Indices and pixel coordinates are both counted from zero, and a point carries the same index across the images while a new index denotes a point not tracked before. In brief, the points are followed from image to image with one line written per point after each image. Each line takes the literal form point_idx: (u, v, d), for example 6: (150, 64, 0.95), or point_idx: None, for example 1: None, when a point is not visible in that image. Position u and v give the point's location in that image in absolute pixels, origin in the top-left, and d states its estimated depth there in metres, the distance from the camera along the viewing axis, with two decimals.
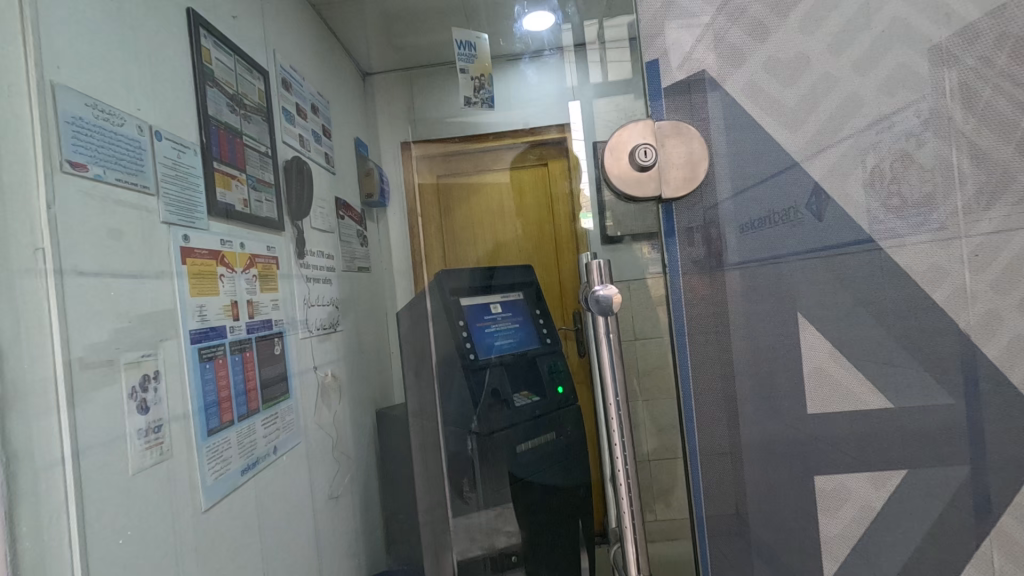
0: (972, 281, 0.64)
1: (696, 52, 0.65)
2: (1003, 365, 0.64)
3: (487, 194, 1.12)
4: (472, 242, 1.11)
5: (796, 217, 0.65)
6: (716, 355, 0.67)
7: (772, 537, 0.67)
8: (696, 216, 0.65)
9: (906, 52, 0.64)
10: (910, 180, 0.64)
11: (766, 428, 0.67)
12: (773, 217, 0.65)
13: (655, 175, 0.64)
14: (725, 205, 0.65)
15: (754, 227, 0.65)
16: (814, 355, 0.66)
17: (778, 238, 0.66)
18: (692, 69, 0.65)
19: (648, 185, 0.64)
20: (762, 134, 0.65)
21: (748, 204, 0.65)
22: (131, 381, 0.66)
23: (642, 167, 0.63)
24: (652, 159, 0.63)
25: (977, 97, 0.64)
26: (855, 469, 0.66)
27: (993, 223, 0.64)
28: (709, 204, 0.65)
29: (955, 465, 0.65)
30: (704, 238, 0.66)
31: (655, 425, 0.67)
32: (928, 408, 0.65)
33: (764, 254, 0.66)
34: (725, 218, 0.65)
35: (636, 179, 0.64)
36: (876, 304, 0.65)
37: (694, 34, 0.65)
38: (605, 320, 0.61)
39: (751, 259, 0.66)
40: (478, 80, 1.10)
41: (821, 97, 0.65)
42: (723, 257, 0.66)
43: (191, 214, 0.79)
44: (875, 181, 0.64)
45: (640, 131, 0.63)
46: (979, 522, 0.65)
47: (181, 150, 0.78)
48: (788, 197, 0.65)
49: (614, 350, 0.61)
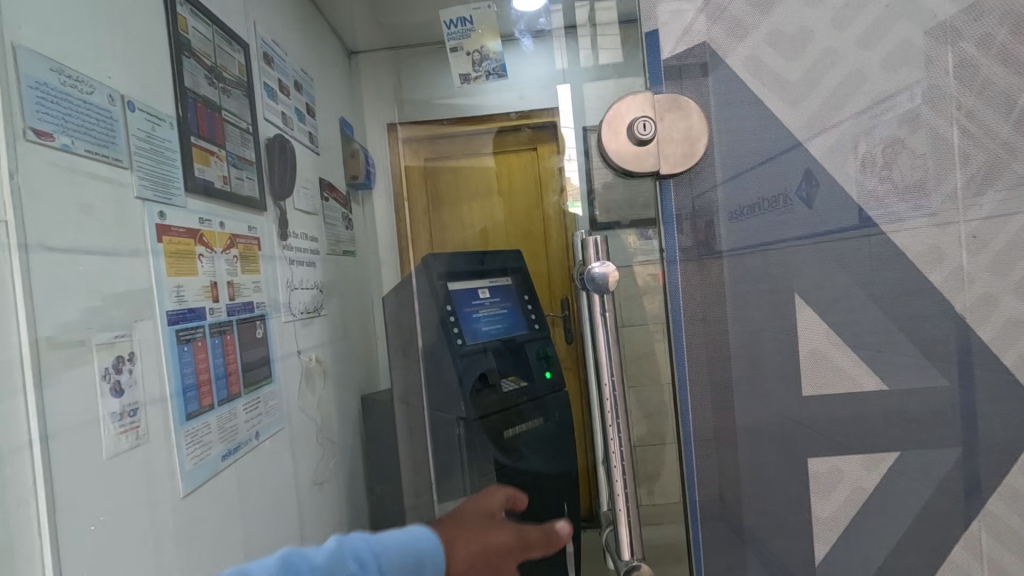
0: (970, 264, 0.63)
1: (697, 23, 0.63)
2: (998, 347, 0.64)
3: (475, 179, 1.16)
4: (460, 227, 1.13)
5: (785, 204, 0.65)
6: (710, 338, 0.66)
7: (765, 521, 0.67)
8: (686, 203, 0.64)
9: (910, 27, 0.62)
10: (903, 164, 0.63)
11: (759, 411, 0.66)
12: (765, 203, 0.64)
13: (653, 150, 0.63)
14: (720, 188, 0.64)
15: (743, 215, 0.65)
16: (809, 338, 0.65)
17: (772, 224, 0.65)
18: (693, 41, 0.63)
19: (648, 160, 0.62)
20: (762, 111, 0.64)
21: (745, 187, 0.64)
22: (104, 363, 0.63)
23: (639, 142, 0.62)
24: (650, 133, 0.62)
25: (977, 74, 0.62)
26: (847, 452, 0.66)
27: (985, 210, 0.63)
28: (700, 190, 0.64)
29: (946, 448, 0.65)
30: (692, 228, 0.65)
31: (642, 410, 0.67)
32: (923, 391, 0.65)
33: (758, 240, 0.65)
34: (717, 203, 0.64)
35: (634, 154, 0.62)
36: (873, 287, 0.65)
37: (694, 6, 0.63)
38: (600, 298, 0.63)
39: (744, 246, 0.65)
40: (475, 54, 1.10)
41: (823, 73, 0.63)
42: (715, 244, 0.65)
43: (168, 190, 0.76)
44: (870, 164, 0.63)
45: (637, 103, 0.61)
46: (968, 504, 0.65)
47: (156, 122, 0.74)
48: (776, 184, 0.64)
49: (610, 333, 0.64)
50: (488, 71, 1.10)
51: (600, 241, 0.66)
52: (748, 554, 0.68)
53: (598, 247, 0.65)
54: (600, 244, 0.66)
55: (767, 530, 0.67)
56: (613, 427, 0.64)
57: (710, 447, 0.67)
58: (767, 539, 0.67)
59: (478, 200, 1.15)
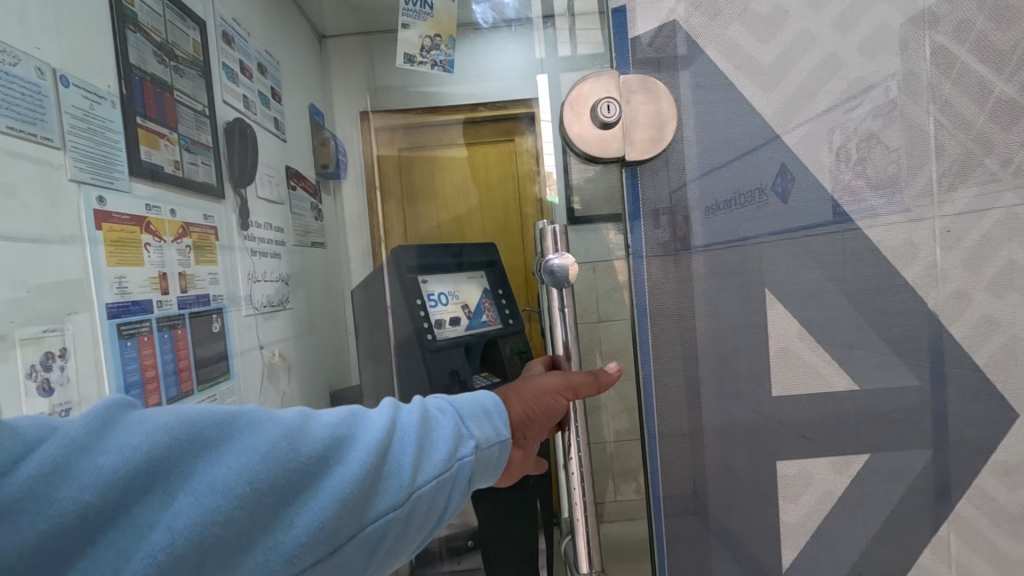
0: (943, 260, 0.60)
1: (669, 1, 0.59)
2: (970, 343, 0.61)
3: (450, 170, 1.13)
4: (435, 220, 1.12)
5: (760, 199, 0.62)
6: (679, 335, 0.64)
7: (734, 523, 0.66)
8: (663, 197, 0.62)
9: (886, 11, 0.59)
10: (877, 159, 0.60)
11: (728, 411, 0.65)
12: (740, 198, 0.62)
13: (619, 134, 0.61)
14: (691, 186, 0.62)
15: (719, 209, 0.62)
16: (779, 335, 0.63)
17: (747, 220, 0.63)
18: (664, 18, 0.60)
19: (613, 144, 0.60)
20: (735, 97, 0.61)
21: (714, 184, 0.62)
22: (31, 359, 0.58)
23: (602, 123, 0.60)
24: (615, 115, 0.60)
25: (953, 63, 0.59)
26: (816, 454, 0.65)
27: (958, 206, 0.60)
28: (676, 184, 0.62)
29: (916, 449, 0.64)
30: (670, 222, 0.63)
31: (621, 406, 0.67)
32: (894, 391, 0.63)
33: (732, 236, 0.63)
34: (692, 200, 0.62)
35: (597, 137, 0.60)
36: (848, 284, 0.62)
37: None
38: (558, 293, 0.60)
39: (716, 242, 0.63)
40: (429, 40, 1.06)
41: (799, 57, 0.60)
42: (689, 240, 0.63)
43: (109, 172, 0.71)
44: (845, 157, 0.61)
45: (600, 82, 0.59)
46: (938, 506, 0.64)
47: (95, 99, 0.69)
48: (751, 178, 0.62)
49: (571, 333, 0.61)
50: (436, 61, 1.06)
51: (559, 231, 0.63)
52: (716, 558, 0.66)
53: (557, 237, 0.61)
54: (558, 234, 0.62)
55: (735, 534, 0.66)
56: (571, 434, 0.59)
57: (682, 447, 0.65)
58: (733, 542, 0.66)
59: (453, 193, 1.13)
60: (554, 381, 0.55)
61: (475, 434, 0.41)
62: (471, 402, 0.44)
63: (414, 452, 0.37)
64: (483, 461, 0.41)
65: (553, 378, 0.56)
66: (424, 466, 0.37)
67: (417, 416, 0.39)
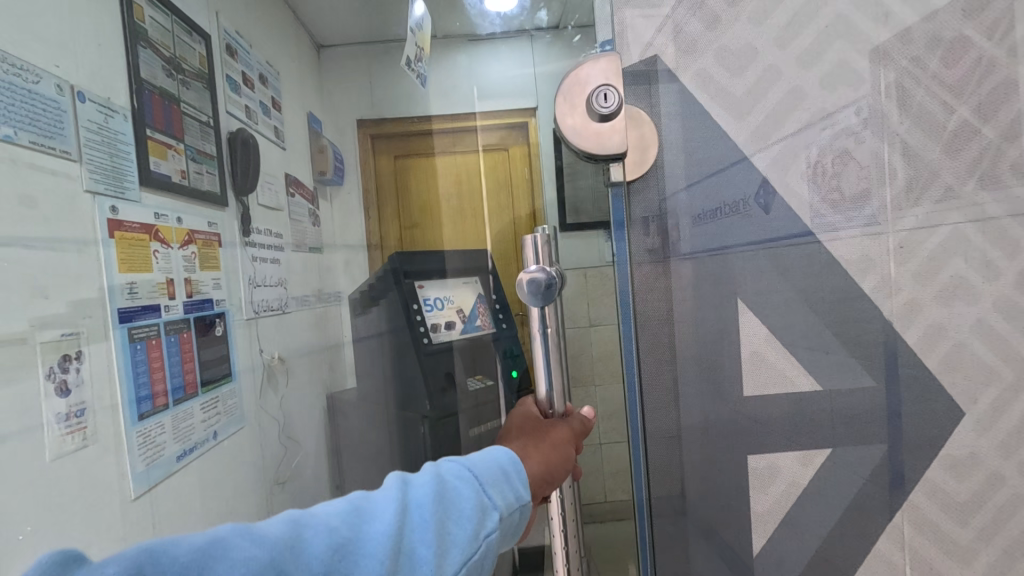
0: (897, 272, 0.59)
1: (657, 41, 0.63)
2: (922, 351, 0.59)
3: (444, 175, 1.16)
4: (431, 228, 1.15)
5: (744, 210, 0.64)
6: (665, 341, 0.68)
7: (710, 513, 0.69)
8: (651, 207, 0.67)
9: (847, 49, 0.58)
10: (849, 178, 0.60)
11: (700, 405, 0.68)
12: (727, 207, 0.65)
13: (619, 131, 0.65)
14: (680, 195, 0.66)
15: (706, 217, 0.66)
16: (749, 339, 0.65)
17: (728, 229, 0.65)
18: (646, 52, 0.64)
19: (612, 137, 0.65)
20: (710, 125, 0.64)
21: (701, 195, 0.65)
22: (49, 363, 0.61)
23: (602, 115, 0.64)
24: (618, 111, 0.64)
25: (911, 98, 0.57)
26: (784, 446, 0.65)
27: (917, 220, 0.57)
28: (667, 194, 0.66)
29: (873, 445, 0.63)
30: (659, 229, 0.67)
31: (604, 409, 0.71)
32: (855, 392, 0.63)
33: (713, 244, 0.66)
34: (681, 208, 0.66)
35: (596, 131, 0.65)
36: (810, 292, 0.63)
37: (655, 23, 0.63)
38: (541, 330, 0.67)
39: (701, 250, 0.66)
40: (417, 51, 1.09)
41: (766, 90, 0.61)
42: (675, 247, 0.67)
43: (120, 183, 0.73)
44: (816, 177, 0.61)
45: (603, 73, 0.64)
46: (893, 495, 0.62)
47: (109, 113, 0.72)
48: (735, 189, 0.64)
49: (554, 380, 0.66)
50: (419, 73, 1.12)
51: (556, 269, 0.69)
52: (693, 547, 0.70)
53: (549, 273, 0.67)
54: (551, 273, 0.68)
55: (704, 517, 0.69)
56: (555, 498, 0.63)
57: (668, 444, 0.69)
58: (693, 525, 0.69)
59: (446, 199, 1.15)
60: (566, 433, 0.61)
61: (497, 503, 0.45)
62: (482, 471, 0.46)
63: (431, 540, 0.40)
64: (505, 524, 0.46)
65: (564, 430, 0.61)
66: (445, 555, 0.40)
67: (431, 496, 0.42)
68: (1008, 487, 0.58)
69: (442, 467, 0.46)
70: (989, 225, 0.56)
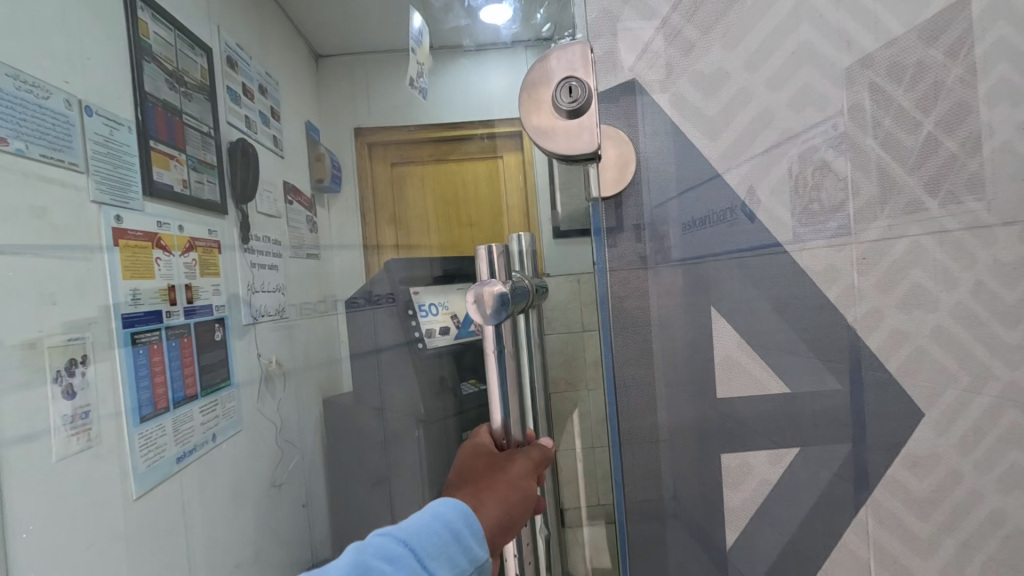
0: (861, 281, 0.60)
1: (648, 53, 0.66)
2: (885, 354, 0.60)
3: (440, 182, 1.15)
4: (425, 228, 1.17)
5: (730, 218, 0.67)
6: (637, 355, 0.71)
7: (694, 510, 0.73)
8: (642, 213, 0.69)
9: (811, 73, 0.61)
10: (828, 188, 0.62)
11: (682, 411, 0.71)
12: (715, 216, 0.68)
13: (589, 130, 0.62)
14: (671, 203, 0.68)
15: (694, 227, 0.69)
16: (722, 345, 0.69)
17: (715, 238, 0.68)
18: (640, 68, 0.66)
19: (580, 137, 0.62)
20: (683, 143, 0.67)
21: (692, 203, 0.68)
22: (56, 365, 0.63)
23: (569, 111, 0.60)
24: (586, 106, 0.60)
25: (868, 123, 0.60)
26: (760, 446, 0.69)
27: (879, 232, 0.59)
28: (658, 202, 0.69)
29: (838, 445, 0.65)
30: (652, 236, 0.69)
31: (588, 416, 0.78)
32: (817, 394, 0.65)
33: (701, 252, 0.69)
34: (671, 216, 0.69)
35: (563, 129, 0.62)
36: (778, 298, 0.66)
37: (647, 34, 0.66)
38: (493, 351, 0.62)
39: (691, 257, 0.69)
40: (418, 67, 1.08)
41: (737, 111, 0.64)
42: (668, 254, 0.70)
43: (124, 193, 0.75)
44: (799, 187, 0.63)
45: (570, 64, 0.60)
46: (858, 494, 0.64)
47: (115, 126, 0.74)
48: (722, 199, 0.67)
49: (510, 404, 0.63)
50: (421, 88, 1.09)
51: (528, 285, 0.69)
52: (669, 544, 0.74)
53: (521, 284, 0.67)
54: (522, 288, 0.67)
55: (676, 511, 0.73)
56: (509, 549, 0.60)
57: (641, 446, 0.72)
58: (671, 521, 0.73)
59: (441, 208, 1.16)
60: (525, 467, 0.59)
61: None
62: (421, 544, 0.42)
63: None
64: None
65: (523, 463, 0.59)
66: None
67: None
68: (965, 485, 0.57)
69: (370, 551, 0.41)
70: (944, 237, 0.57)
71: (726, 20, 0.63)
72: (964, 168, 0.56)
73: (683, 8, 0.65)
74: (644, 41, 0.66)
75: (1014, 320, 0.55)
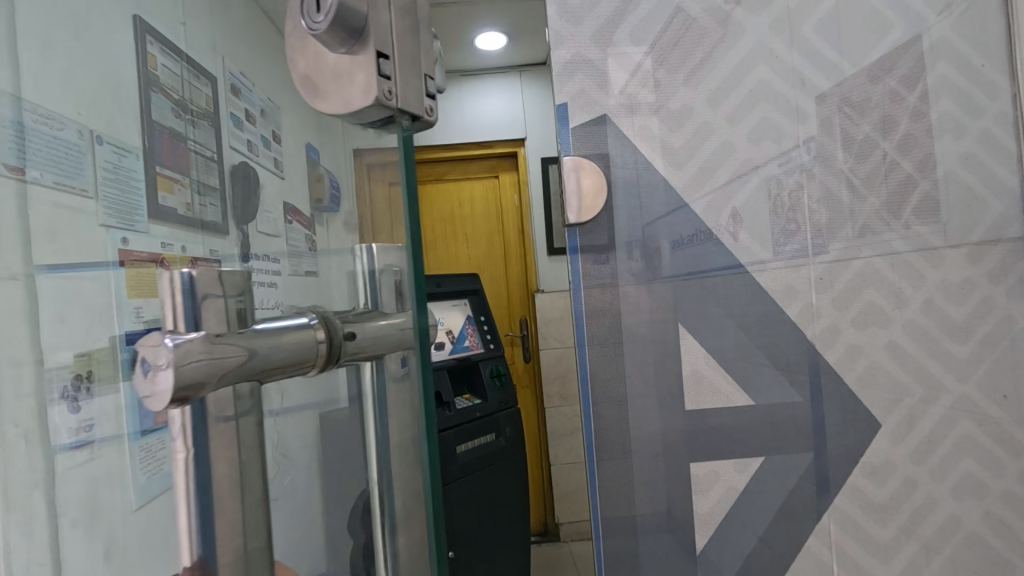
0: (818, 300, 0.66)
1: (629, 85, 0.64)
2: (843, 366, 0.66)
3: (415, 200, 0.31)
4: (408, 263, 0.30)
5: (712, 237, 0.65)
6: (615, 368, 0.64)
7: (684, 534, 0.65)
8: (635, 232, 0.64)
9: (769, 109, 0.65)
10: (800, 209, 0.66)
11: (655, 419, 0.65)
12: (698, 235, 0.65)
13: (369, 70, 0.30)
14: (660, 222, 0.64)
15: (681, 244, 0.65)
16: (690, 359, 0.65)
17: (702, 253, 0.65)
18: (623, 101, 0.64)
19: (352, 91, 0.30)
20: (653, 172, 0.64)
21: (680, 219, 0.64)
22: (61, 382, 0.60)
23: (331, 32, 0.28)
24: (363, 24, 0.29)
25: (829, 152, 0.66)
26: (724, 454, 0.66)
27: (833, 254, 0.66)
28: (647, 220, 0.64)
29: (801, 452, 0.66)
30: (642, 251, 0.64)
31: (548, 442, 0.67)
32: (787, 406, 0.66)
33: (692, 268, 0.65)
34: (659, 233, 0.64)
35: (333, 74, 0.31)
36: (741, 316, 0.65)
37: (625, 68, 0.64)
38: (187, 458, 0.23)
39: (679, 273, 0.64)
40: None
41: (701, 143, 0.65)
42: (656, 270, 0.64)
43: (128, 215, 0.65)
44: (775, 208, 0.65)
45: None
46: (819, 497, 0.67)
47: (124, 153, 0.66)
48: (703, 218, 0.65)
49: (224, 526, 0.23)
50: None
51: (342, 333, 0.28)
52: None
53: (315, 331, 0.27)
54: (321, 333, 0.27)
55: (661, 524, 0.65)
56: None
57: (615, 463, 0.64)
58: (660, 536, 0.65)
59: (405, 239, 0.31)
60: None
61: None
62: None
63: None
64: None
65: None
66: None
67: None
68: (921, 491, 0.67)
69: None
70: (896, 260, 0.66)
71: (692, 60, 0.64)
72: (919, 190, 0.66)
73: (651, 51, 0.64)
74: (613, 81, 0.63)
75: (961, 337, 0.66)
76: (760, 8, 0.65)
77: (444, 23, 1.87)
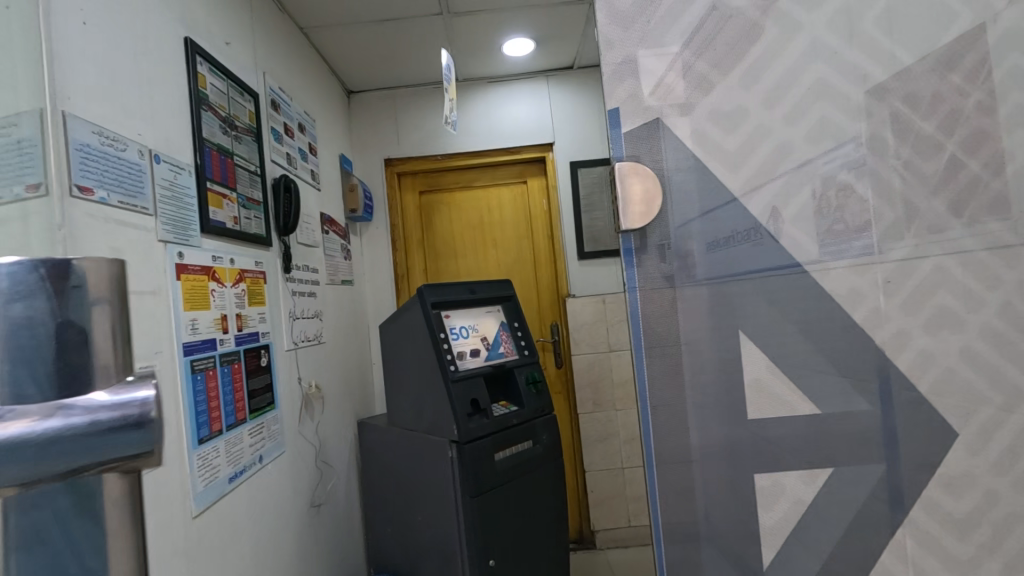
0: (886, 304, 0.63)
1: (667, 78, 0.62)
2: (913, 373, 0.64)
3: None
4: None
5: (756, 237, 0.63)
6: (671, 373, 0.63)
7: (747, 547, 0.63)
8: (665, 234, 0.63)
9: (828, 106, 0.63)
10: (853, 208, 0.63)
11: (715, 426, 0.63)
12: (740, 235, 0.63)
13: None
14: (692, 224, 0.63)
15: (718, 246, 0.64)
16: (750, 367, 0.63)
17: (742, 255, 0.64)
18: (665, 96, 0.62)
19: None
20: (705, 174, 0.63)
21: (734, 220, 0.63)
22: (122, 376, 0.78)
23: None
24: None
25: (886, 147, 0.64)
26: (790, 463, 0.63)
27: (899, 255, 0.63)
28: (679, 223, 0.63)
29: (870, 462, 0.64)
30: (677, 255, 0.63)
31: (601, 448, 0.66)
32: (851, 414, 0.64)
33: (727, 271, 0.64)
34: (693, 236, 0.63)
35: None
36: (804, 321, 0.63)
37: (665, 63, 0.62)
38: None
39: (717, 275, 0.63)
40: None
41: (756, 143, 0.63)
42: (692, 271, 0.63)
43: (185, 231, 0.99)
44: (823, 207, 0.63)
45: None
46: (893, 510, 0.64)
47: (177, 171, 0.98)
48: (750, 216, 0.63)
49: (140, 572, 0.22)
50: None
51: None
52: None
53: None
54: None
55: (716, 534, 0.63)
56: None
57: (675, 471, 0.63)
58: (723, 547, 0.63)
59: None
60: None
61: None
62: None
63: None
64: None
65: None
66: None
67: None
68: (1003, 503, 0.63)
69: None
70: (966, 259, 0.64)
71: (743, 58, 0.63)
72: (989, 187, 0.63)
73: (693, 48, 0.63)
74: (654, 78, 0.62)
75: None
76: (815, 3, 0.63)
77: (471, 31, 1.89)
